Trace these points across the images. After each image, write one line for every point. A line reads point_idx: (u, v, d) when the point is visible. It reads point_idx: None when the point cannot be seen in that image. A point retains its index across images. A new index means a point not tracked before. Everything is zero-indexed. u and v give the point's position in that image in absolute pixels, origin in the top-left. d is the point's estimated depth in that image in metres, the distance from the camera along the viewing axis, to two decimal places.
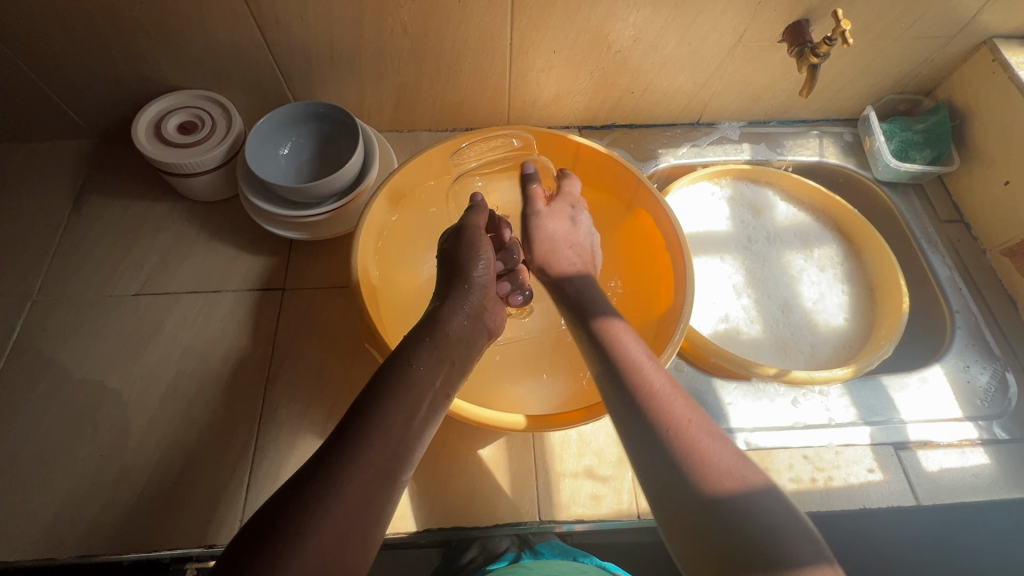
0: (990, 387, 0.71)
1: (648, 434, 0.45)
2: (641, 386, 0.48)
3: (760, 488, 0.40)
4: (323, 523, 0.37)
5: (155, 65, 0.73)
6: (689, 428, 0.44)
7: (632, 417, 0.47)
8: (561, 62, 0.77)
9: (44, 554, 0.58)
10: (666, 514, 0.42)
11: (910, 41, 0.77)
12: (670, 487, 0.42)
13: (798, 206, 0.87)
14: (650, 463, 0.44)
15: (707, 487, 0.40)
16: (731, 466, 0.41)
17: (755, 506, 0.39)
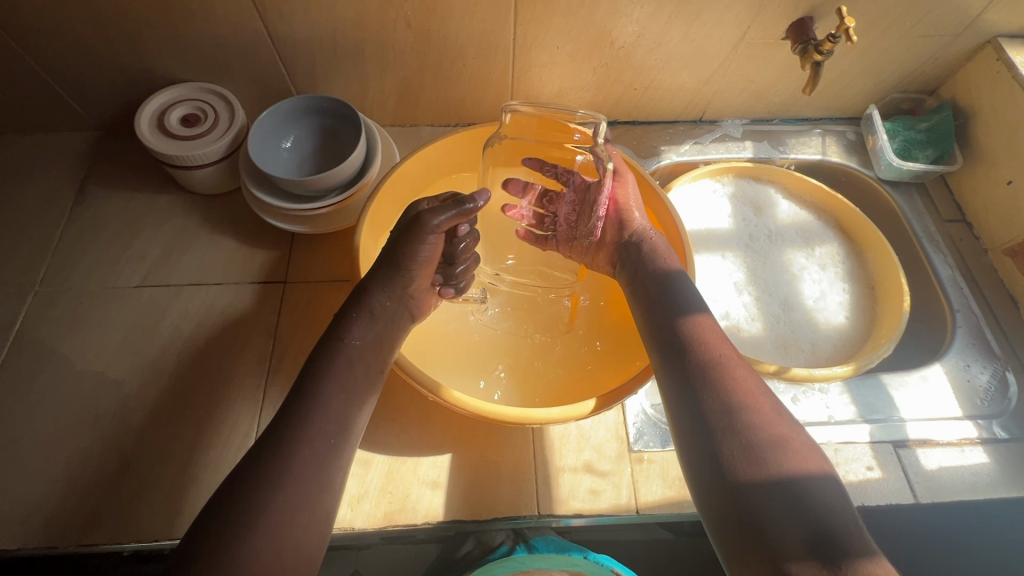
0: (991, 387, 0.71)
1: (712, 411, 0.46)
2: (712, 364, 0.49)
3: (815, 475, 0.42)
4: (264, 510, 0.42)
5: (159, 57, 0.73)
6: (762, 411, 0.45)
7: (700, 396, 0.47)
8: (564, 58, 0.77)
9: (46, 543, 0.58)
10: (717, 487, 0.43)
11: (913, 39, 0.77)
12: (729, 463, 0.43)
13: (800, 204, 0.87)
14: (710, 437, 0.45)
15: (773, 468, 0.42)
16: (797, 460, 0.42)
17: (817, 501, 0.41)
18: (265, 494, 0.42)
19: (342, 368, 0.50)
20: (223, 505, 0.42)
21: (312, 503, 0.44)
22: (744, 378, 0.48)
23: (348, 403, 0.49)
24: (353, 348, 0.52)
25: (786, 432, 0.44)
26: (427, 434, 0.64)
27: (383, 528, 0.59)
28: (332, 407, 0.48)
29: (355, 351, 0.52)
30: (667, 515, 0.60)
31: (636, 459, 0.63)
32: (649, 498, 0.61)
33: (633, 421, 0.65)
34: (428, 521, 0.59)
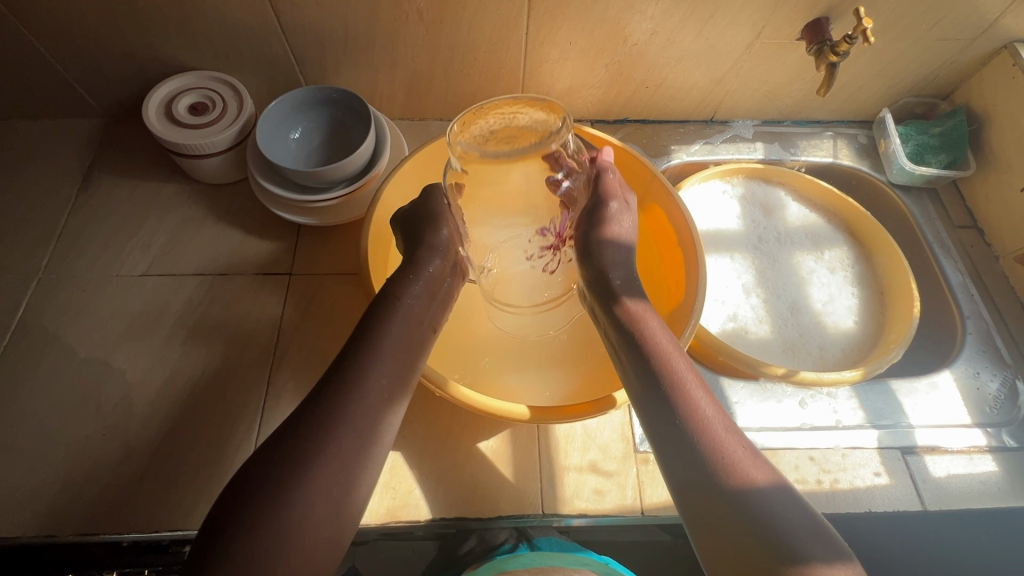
0: (1000, 395, 0.70)
1: (665, 423, 0.46)
2: (664, 374, 0.49)
3: (763, 488, 0.42)
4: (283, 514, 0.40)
5: (168, 45, 0.73)
6: (712, 422, 0.45)
7: (652, 412, 0.48)
8: (576, 54, 0.76)
9: (45, 531, 0.58)
10: (674, 496, 0.45)
11: (930, 42, 0.76)
12: (681, 476, 0.44)
13: (810, 207, 0.86)
14: (665, 450, 0.46)
15: (721, 481, 0.42)
16: (742, 472, 0.42)
17: (765, 511, 0.41)
18: (287, 483, 0.41)
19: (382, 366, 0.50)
20: (230, 496, 0.41)
21: (335, 500, 0.43)
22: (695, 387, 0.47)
23: (383, 402, 0.48)
24: (391, 344, 0.51)
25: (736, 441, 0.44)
26: (431, 430, 0.63)
27: (384, 524, 0.58)
28: (367, 406, 0.47)
29: (392, 347, 0.51)
30: (672, 516, 0.60)
31: (642, 459, 0.63)
32: (654, 500, 0.60)
33: (639, 422, 0.65)
34: (431, 518, 0.59)
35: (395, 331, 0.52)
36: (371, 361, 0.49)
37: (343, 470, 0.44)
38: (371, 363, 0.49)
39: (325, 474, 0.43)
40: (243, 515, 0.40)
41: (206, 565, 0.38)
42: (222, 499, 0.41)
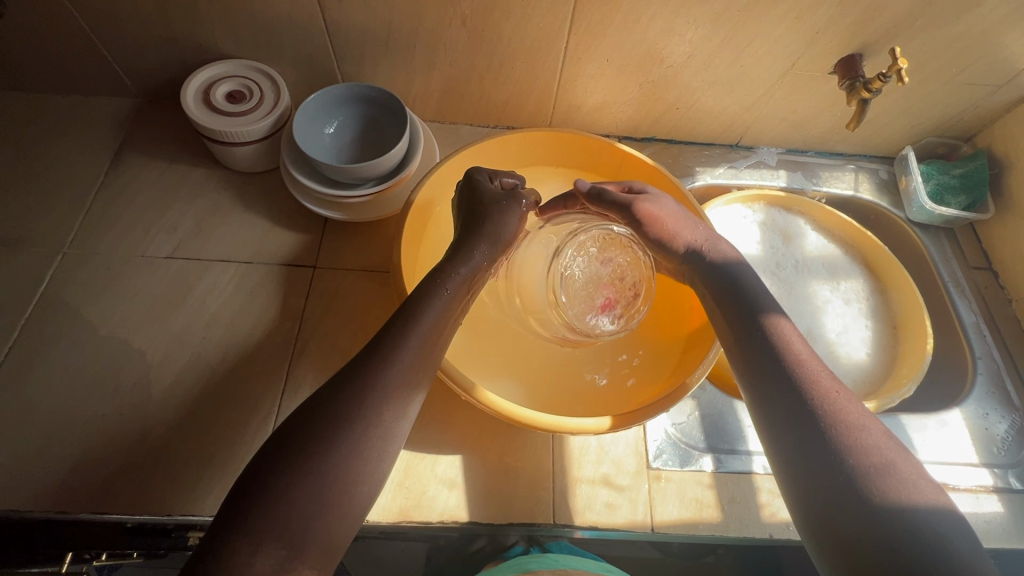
0: (1008, 437, 0.71)
1: (810, 425, 0.44)
2: (804, 378, 0.47)
3: (915, 491, 0.39)
4: (304, 497, 0.39)
5: (211, 32, 0.73)
6: (855, 419, 0.44)
7: (789, 402, 0.46)
8: (611, 71, 0.77)
9: (57, 506, 0.57)
10: (811, 503, 0.42)
11: (957, 85, 0.78)
12: (826, 481, 0.41)
13: (829, 237, 0.87)
14: (807, 453, 0.43)
15: (876, 491, 0.39)
16: (891, 470, 0.40)
17: (920, 512, 0.38)
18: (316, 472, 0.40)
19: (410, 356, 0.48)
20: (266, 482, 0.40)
21: (347, 495, 0.41)
22: (833, 390, 0.46)
23: (405, 390, 0.46)
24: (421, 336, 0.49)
25: (891, 457, 0.42)
26: (447, 434, 0.63)
27: (395, 524, 0.58)
28: (388, 399, 0.45)
29: (420, 338, 0.49)
30: (682, 534, 0.60)
31: (654, 476, 0.63)
32: (664, 517, 0.61)
33: (653, 439, 0.65)
34: (441, 520, 0.59)
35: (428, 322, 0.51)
36: (398, 351, 0.47)
37: (360, 461, 0.42)
38: (398, 353, 0.47)
39: (343, 471, 0.41)
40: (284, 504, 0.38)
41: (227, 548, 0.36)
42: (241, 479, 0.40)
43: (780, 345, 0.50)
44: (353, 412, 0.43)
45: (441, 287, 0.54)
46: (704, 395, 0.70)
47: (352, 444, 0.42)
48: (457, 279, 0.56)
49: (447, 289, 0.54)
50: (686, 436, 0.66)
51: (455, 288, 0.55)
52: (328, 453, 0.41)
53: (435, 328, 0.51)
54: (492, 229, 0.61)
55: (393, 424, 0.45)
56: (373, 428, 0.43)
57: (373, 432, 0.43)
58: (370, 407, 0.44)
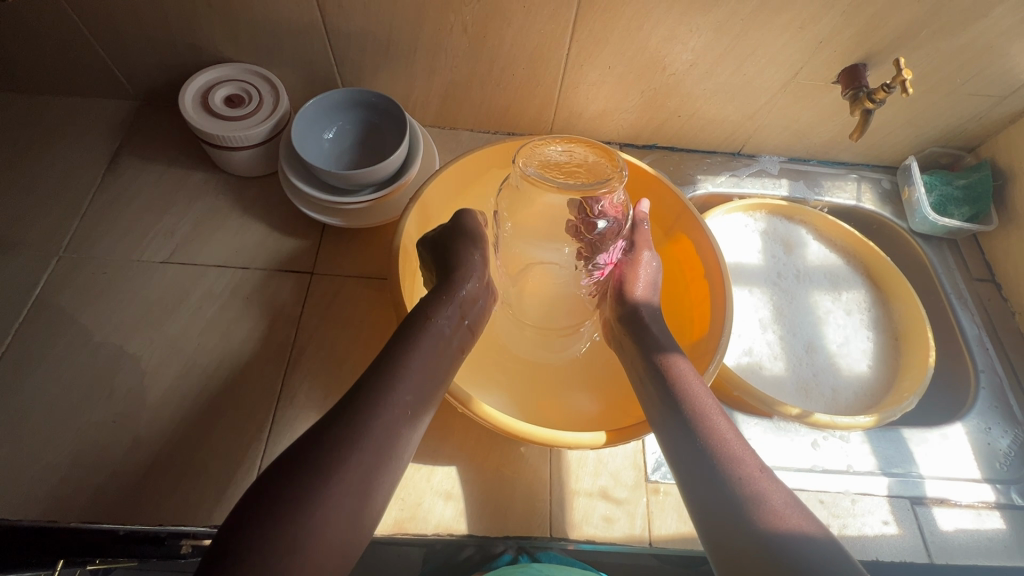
0: (1011, 452, 0.70)
1: (700, 465, 0.46)
2: (695, 416, 0.48)
3: (789, 527, 0.40)
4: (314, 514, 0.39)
5: (210, 36, 0.73)
6: (736, 455, 0.45)
7: (679, 442, 0.48)
8: (613, 78, 0.76)
9: (47, 516, 0.57)
10: (709, 542, 0.43)
11: (961, 96, 0.77)
12: (717, 519, 0.43)
13: (830, 247, 0.86)
14: (699, 493, 0.45)
15: (760, 525, 0.41)
16: (766, 507, 0.42)
17: (791, 550, 0.39)
18: (323, 490, 0.40)
19: (411, 384, 0.49)
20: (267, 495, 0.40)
21: (358, 513, 0.42)
22: (721, 425, 0.48)
23: (407, 416, 0.48)
24: (423, 364, 0.51)
25: (775, 488, 0.43)
26: (443, 444, 0.63)
27: (390, 535, 0.58)
28: (396, 420, 0.47)
29: (419, 366, 0.51)
30: (682, 549, 0.59)
31: (652, 489, 0.62)
32: (663, 531, 0.60)
33: (652, 451, 0.65)
34: (436, 532, 0.58)
35: (426, 351, 0.52)
36: (403, 375, 0.49)
37: (365, 480, 0.43)
38: (403, 377, 0.49)
39: (351, 494, 0.42)
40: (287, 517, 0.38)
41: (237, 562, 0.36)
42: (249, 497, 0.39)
43: (675, 384, 0.52)
44: (359, 438, 0.43)
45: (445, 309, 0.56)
46: None
47: (362, 460, 0.43)
48: (453, 305, 0.57)
49: (443, 317, 0.55)
50: None
51: (449, 315, 0.56)
52: (337, 478, 0.41)
53: (437, 351, 0.53)
54: (470, 261, 0.60)
55: (396, 449, 0.46)
56: (380, 453, 0.44)
57: (380, 456, 0.44)
58: (376, 433, 0.45)
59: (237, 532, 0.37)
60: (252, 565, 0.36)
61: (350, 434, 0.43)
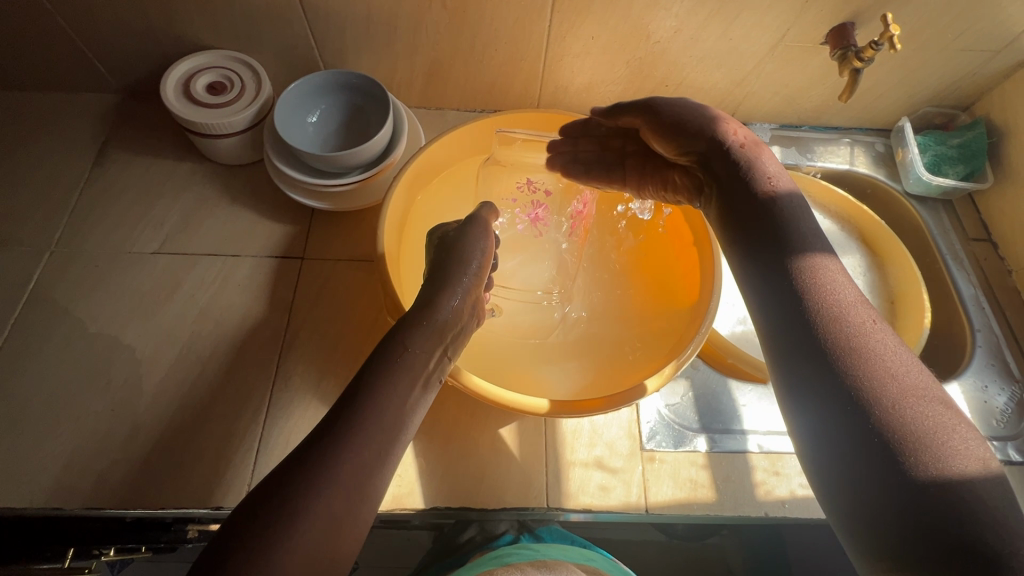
0: (1008, 409, 0.70)
1: (848, 386, 0.37)
2: (842, 330, 0.39)
3: (973, 474, 0.33)
4: (316, 504, 0.38)
5: (188, 22, 0.72)
6: (902, 384, 0.36)
7: (825, 363, 0.38)
8: (598, 49, 0.75)
9: (52, 504, 0.58)
10: (841, 475, 0.36)
11: (954, 52, 0.76)
12: (863, 451, 0.35)
13: (825, 213, 0.85)
14: (838, 417, 0.37)
15: (922, 464, 0.33)
16: (944, 450, 0.33)
17: (980, 501, 0.32)
18: (321, 484, 0.39)
19: (383, 421, 0.45)
20: (265, 491, 0.39)
21: (362, 500, 0.41)
22: (885, 346, 0.38)
23: (381, 457, 0.43)
24: (396, 398, 0.46)
25: (948, 426, 0.34)
26: (439, 421, 0.63)
27: (389, 511, 0.58)
28: (397, 411, 0.46)
29: (390, 399, 0.46)
30: (678, 515, 0.60)
31: (648, 458, 0.63)
32: (659, 498, 0.61)
33: (647, 420, 0.65)
34: (434, 506, 0.59)
35: (397, 385, 0.47)
36: (396, 367, 0.48)
37: (368, 468, 0.42)
38: (396, 368, 0.48)
39: (317, 556, 0.37)
40: (287, 507, 0.38)
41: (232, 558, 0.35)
42: (252, 496, 0.39)
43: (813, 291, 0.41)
44: (324, 492, 0.39)
45: (446, 300, 0.55)
46: (698, 375, 0.69)
47: (362, 452, 0.42)
48: (429, 330, 0.52)
49: (420, 344, 0.51)
50: (680, 417, 0.66)
51: (424, 343, 0.51)
52: (297, 544, 0.36)
53: (432, 340, 0.52)
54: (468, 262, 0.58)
55: (368, 495, 0.41)
56: (350, 503, 0.40)
57: (350, 508, 0.40)
58: (345, 482, 0.40)
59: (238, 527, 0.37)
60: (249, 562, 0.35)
61: (313, 489, 0.39)
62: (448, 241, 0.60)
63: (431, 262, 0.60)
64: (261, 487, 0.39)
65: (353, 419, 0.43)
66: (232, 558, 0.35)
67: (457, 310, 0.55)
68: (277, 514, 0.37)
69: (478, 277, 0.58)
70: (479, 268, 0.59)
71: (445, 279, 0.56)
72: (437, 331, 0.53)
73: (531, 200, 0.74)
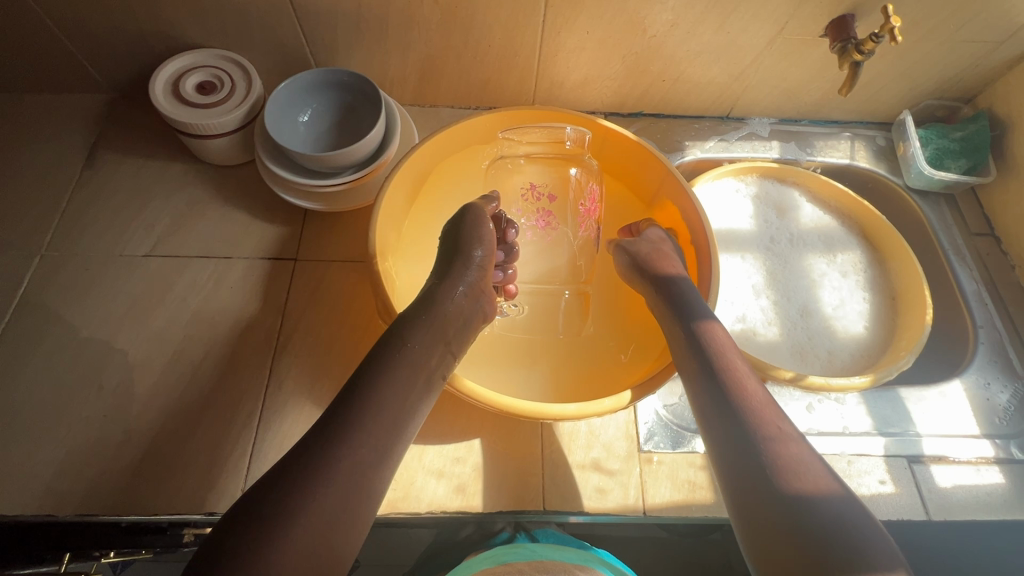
0: (1010, 407, 0.69)
1: (733, 427, 0.46)
2: (728, 376, 0.49)
3: (824, 491, 0.41)
4: (313, 502, 0.38)
5: (176, 21, 0.71)
6: (773, 422, 0.45)
7: (718, 409, 0.48)
8: (593, 44, 0.74)
9: (45, 511, 0.57)
10: (733, 499, 0.44)
11: (956, 44, 0.74)
12: (746, 477, 0.43)
13: (824, 209, 0.84)
14: (728, 451, 0.45)
15: (788, 485, 0.41)
16: (802, 473, 0.42)
17: (828, 512, 0.40)
18: (318, 483, 0.39)
19: (385, 416, 0.44)
20: (260, 491, 0.38)
21: (359, 501, 0.40)
22: (761, 396, 0.48)
23: (381, 455, 0.43)
24: (400, 390, 0.46)
25: (803, 448, 0.44)
26: (434, 423, 0.63)
27: (385, 515, 0.58)
28: (399, 407, 0.45)
29: (392, 394, 0.45)
30: (676, 517, 0.60)
31: (645, 459, 0.62)
32: (657, 500, 0.60)
33: (644, 421, 0.64)
34: (430, 511, 0.58)
35: (400, 379, 0.46)
36: (399, 362, 0.47)
37: (368, 466, 0.41)
38: (399, 363, 0.47)
39: (313, 558, 0.37)
40: (283, 507, 0.37)
41: (225, 559, 0.35)
42: (247, 496, 0.38)
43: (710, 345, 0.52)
44: (320, 492, 0.39)
45: (445, 296, 0.54)
46: None
47: (364, 450, 0.41)
48: (432, 325, 0.51)
49: (421, 339, 0.50)
50: (678, 417, 0.65)
51: (425, 339, 0.50)
52: (293, 545, 0.36)
53: (436, 336, 0.51)
54: (471, 256, 0.58)
55: (367, 495, 0.41)
56: (349, 500, 0.40)
57: (350, 504, 0.40)
58: (344, 481, 0.40)
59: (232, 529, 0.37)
60: (242, 564, 0.35)
61: (310, 489, 0.38)
62: (449, 237, 0.60)
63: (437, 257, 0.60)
64: (258, 487, 0.39)
65: (354, 414, 0.43)
66: (228, 556, 0.35)
67: (461, 304, 0.55)
68: (273, 512, 0.37)
69: (481, 271, 0.58)
70: (483, 259, 0.59)
71: (446, 275, 0.56)
72: (440, 325, 0.52)
73: (535, 207, 0.77)
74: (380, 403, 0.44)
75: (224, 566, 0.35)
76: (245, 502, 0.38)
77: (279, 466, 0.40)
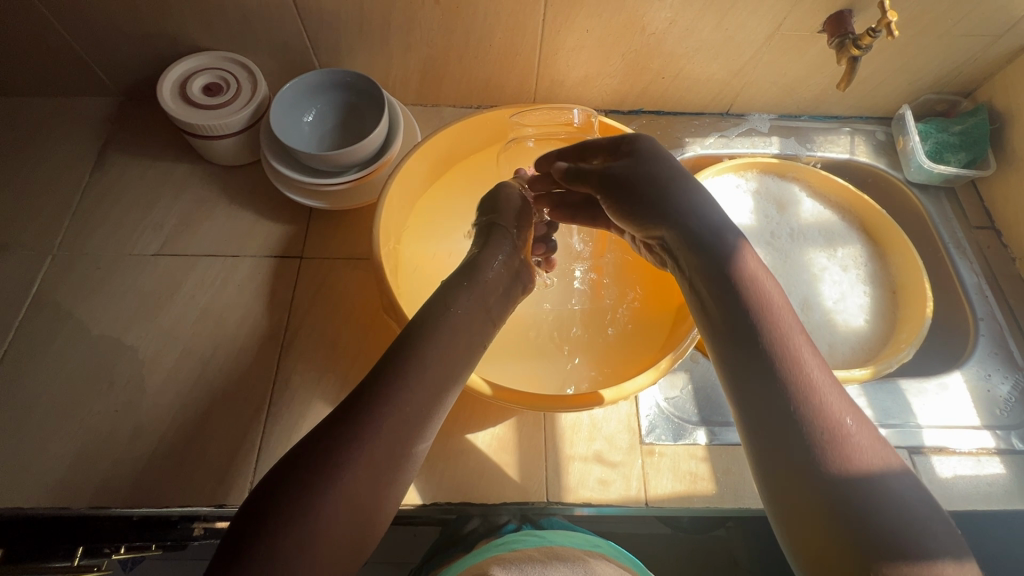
0: (1011, 398, 0.70)
1: (781, 405, 0.42)
2: (777, 344, 0.44)
3: (880, 476, 0.39)
4: (346, 475, 0.39)
5: (183, 25, 0.72)
6: (826, 400, 0.41)
7: (762, 382, 0.43)
8: (593, 42, 0.75)
9: (60, 503, 0.59)
10: (775, 478, 0.41)
11: (953, 38, 0.75)
12: (793, 459, 0.40)
13: (824, 203, 0.84)
14: (771, 431, 0.42)
15: (840, 469, 0.39)
16: (854, 456, 0.39)
17: (882, 499, 0.38)
18: (352, 456, 0.40)
19: (420, 393, 0.44)
20: (293, 466, 0.39)
21: (388, 476, 0.41)
22: (814, 367, 0.43)
23: (416, 430, 0.43)
24: (422, 388, 0.45)
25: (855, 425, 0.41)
26: None
27: None
28: (432, 386, 0.45)
29: (429, 370, 0.46)
30: (679, 508, 0.60)
31: (647, 451, 0.63)
32: (659, 491, 0.61)
33: (645, 414, 0.65)
34: (435, 502, 0.59)
35: (438, 354, 0.47)
36: (433, 340, 0.48)
37: (402, 440, 0.42)
38: (433, 341, 0.48)
39: (345, 526, 0.38)
40: (317, 479, 0.38)
41: (262, 528, 0.36)
42: (282, 468, 0.40)
43: (751, 303, 0.46)
44: (353, 465, 0.40)
45: (487, 264, 0.56)
46: (697, 368, 0.69)
47: (397, 425, 0.42)
48: (475, 291, 0.54)
49: (464, 306, 0.52)
50: (679, 410, 0.66)
51: (469, 304, 0.52)
52: (328, 514, 0.38)
53: (474, 309, 0.53)
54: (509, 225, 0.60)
55: (399, 468, 0.42)
56: (378, 476, 0.41)
57: (382, 477, 0.41)
58: (376, 455, 0.41)
59: (267, 500, 0.38)
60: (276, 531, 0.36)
61: (345, 461, 0.39)
62: (486, 209, 0.63)
63: (480, 226, 0.62)
64: (293, 461, 0.40)
65: (385, 391, 0.43)
66: (264, 525, 0.37)
67: (501, 273, 0.57)
68: (306, 488, 0.38)
69: (520, 240, 0.60)
70: (520, 231, 0.61)
71: (487, 243, 0.59)
72: (482, 293, 0.54)
73: None
74: (415, 378, 0.45)
75: (264, 533, 0.36)
76: (278, 474, 0.39)
77: (312, 440, 0.41)
